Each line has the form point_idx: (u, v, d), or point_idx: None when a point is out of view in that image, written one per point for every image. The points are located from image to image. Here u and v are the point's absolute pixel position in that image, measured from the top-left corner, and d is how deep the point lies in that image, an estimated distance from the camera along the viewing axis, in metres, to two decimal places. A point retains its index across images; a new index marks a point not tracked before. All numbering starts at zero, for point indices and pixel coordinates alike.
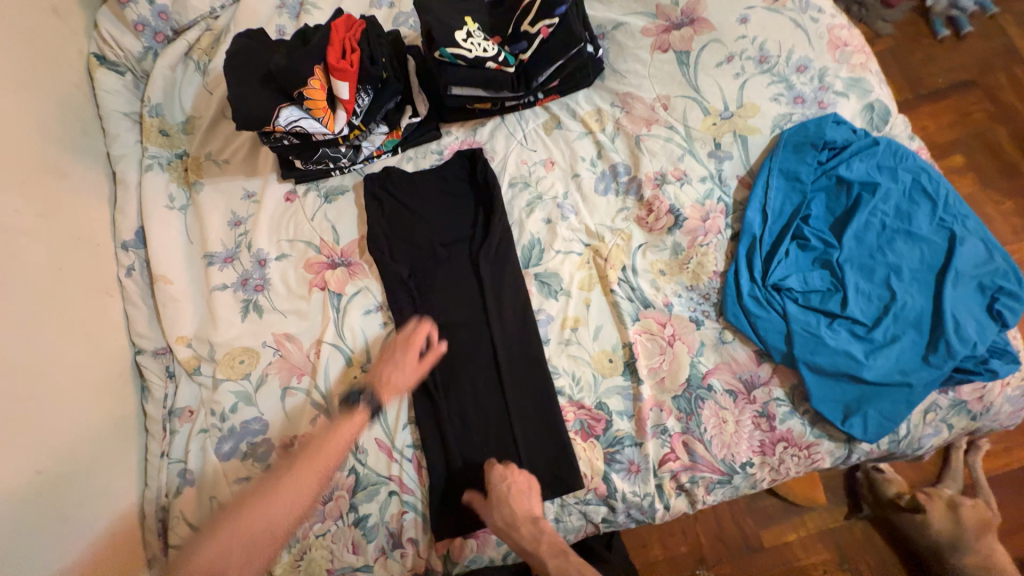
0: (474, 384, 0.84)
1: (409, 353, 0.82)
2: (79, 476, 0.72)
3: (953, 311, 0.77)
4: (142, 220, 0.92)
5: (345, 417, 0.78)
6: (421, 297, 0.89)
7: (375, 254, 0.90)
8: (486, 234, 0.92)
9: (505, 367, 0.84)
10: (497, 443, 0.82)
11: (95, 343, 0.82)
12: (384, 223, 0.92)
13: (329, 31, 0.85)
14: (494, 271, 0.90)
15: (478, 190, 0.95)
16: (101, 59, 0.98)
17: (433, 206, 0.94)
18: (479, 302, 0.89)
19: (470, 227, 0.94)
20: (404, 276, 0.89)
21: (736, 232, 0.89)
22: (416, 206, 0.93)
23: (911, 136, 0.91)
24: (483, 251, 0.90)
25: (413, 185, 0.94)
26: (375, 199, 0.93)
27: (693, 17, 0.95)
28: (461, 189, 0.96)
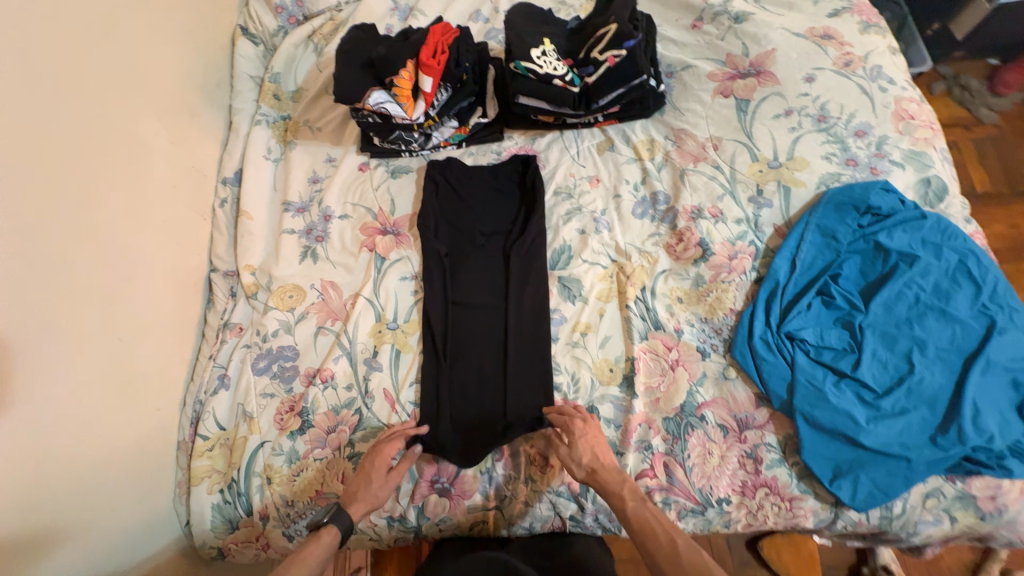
0: (482, 365, 0.92)
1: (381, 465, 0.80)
2: (145, 354, 0.86)
3: (974, 398, 0.75)
4: (243, 163, 1.08)
5: (314, 535, 0.74)
6: (452, 275, 0.98)
7: (421, 229, 1.00)
8: (522, 231, 1.00)
9: (512, 359, 0.91)
10: (487, 421, 0.88)
11: (184, 253, 0.98)
12: (435, 204, 1.03)
13: (426, 33, 0.98)
14: (523, 265, 0.98)
15: (524, 193, 1.05)
16: (244, 30, 1.18)
17: (482, 200, 1.04)
18: (501, 290, 0.97)
19: (510, 223, 1.03)
20: (442, 254, 0.99)
21: (761, 277, 0.91)
22: (467, 196, 1.04)
23: (968, 218, 0.89)
24: (516, 245, 0.98)
25: (468, 177, 1.05)
26: (432, 182, 1.05)
27: (760, 69, 1.00)
28: (510, 189, 1.05)
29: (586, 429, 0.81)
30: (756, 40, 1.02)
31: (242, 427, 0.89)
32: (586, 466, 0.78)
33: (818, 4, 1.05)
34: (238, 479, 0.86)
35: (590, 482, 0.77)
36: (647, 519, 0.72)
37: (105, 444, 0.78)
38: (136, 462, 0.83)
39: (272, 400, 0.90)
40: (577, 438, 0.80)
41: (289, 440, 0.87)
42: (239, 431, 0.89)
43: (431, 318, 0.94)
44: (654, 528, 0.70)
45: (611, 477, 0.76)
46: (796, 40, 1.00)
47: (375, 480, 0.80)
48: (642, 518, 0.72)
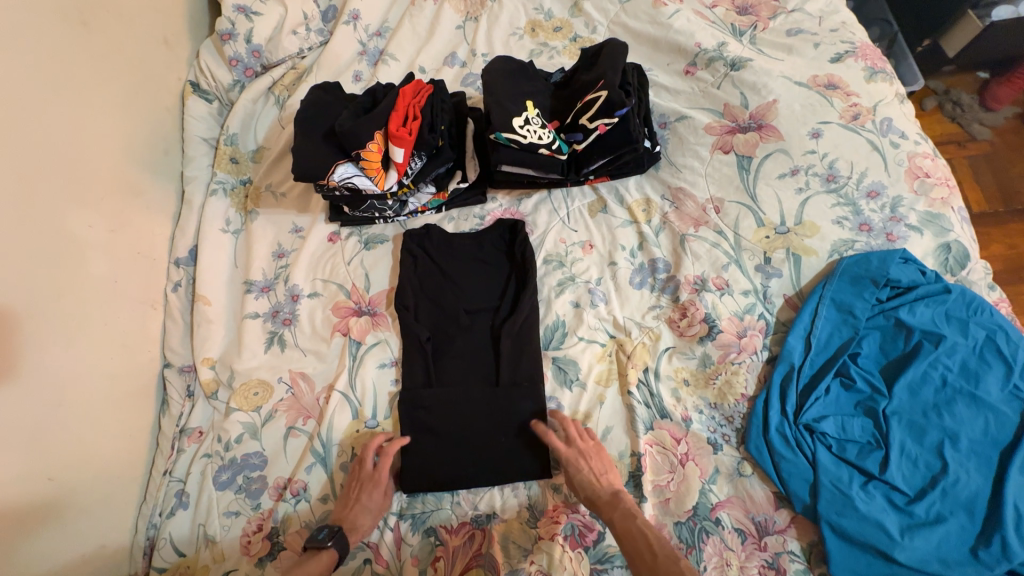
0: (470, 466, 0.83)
1: (374, 489, 0.78)
2: (85, 485, 0.75)
3: (1015, 502, 0.68)
4: (198, 239, 0.98)
5: (312, 556, 0.71)
6: (434, 359, 0.90)
7: (400, 310, 0.91)
8: (511, 309, 0.92)
9: (503, 460, 0.83)
10: (475, 533, 0.79)
11: (131, 353, 0.86)
12: (414, 280, 0.94)
13: (396, 96, 0.89)
14: (514, 346, 0.89)
15: (514, 264, 0.95)
16: (195, 86, 1.07)
17: (467, 271, 0.96)
18: (491, 378, 0.88)
19: (497, 298, 0.94)
20: (423, 339, 0.89)
21: (774, 356, 0.83)
22: (449, 269, 0.95)
23: (991, 285, 0.83)
24: (505, 325, 0.89)
25: (450, 248, 0.97)
26: (410, 255, 0.96)
27: (762, 122, 0.92)
28: (496, 259, 0.96)
29: (583, 464, 0.77)
30: (755, 89, 0.94)
31: (204, 554, 0.78)
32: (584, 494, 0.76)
33: (818, 47, 0.97)
34: None
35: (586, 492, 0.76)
36: (635, 528, 0.70)
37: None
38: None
39: (237, 519, 0.80)
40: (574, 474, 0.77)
41: (258, 569, 0.76)
42: (200, 559, 0.78)
43: (408, 418, 0.85)
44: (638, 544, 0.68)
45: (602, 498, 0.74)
46: (799, 89, 0.93)
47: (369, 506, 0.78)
48: (624, 540, 0.69)
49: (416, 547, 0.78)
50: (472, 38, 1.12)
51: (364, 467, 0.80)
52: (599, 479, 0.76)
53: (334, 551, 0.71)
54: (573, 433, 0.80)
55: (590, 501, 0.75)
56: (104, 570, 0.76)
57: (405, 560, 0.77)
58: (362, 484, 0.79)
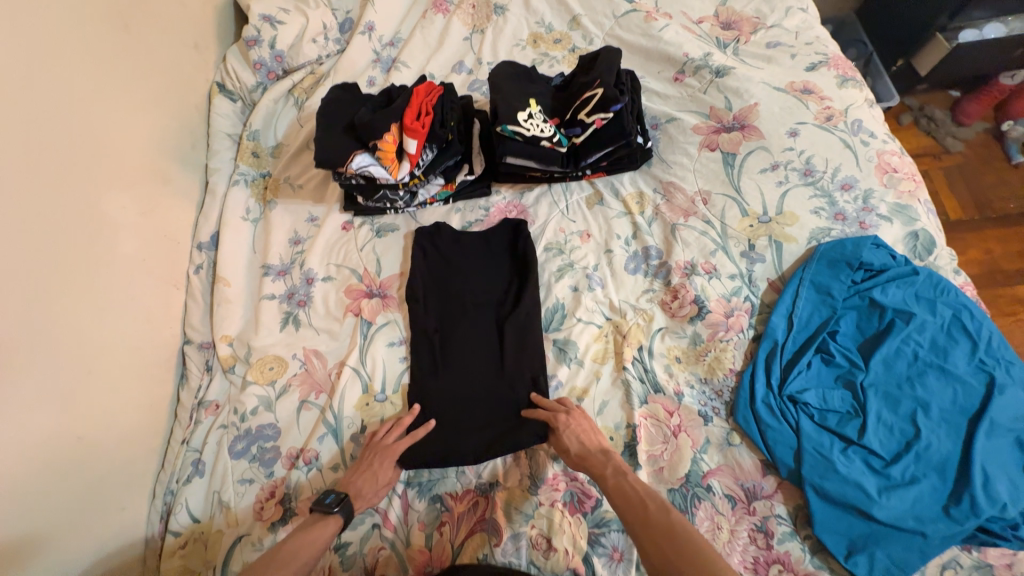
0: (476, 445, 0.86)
1: (388, 458, 0.81)
2: (109, 449, 0.79)
3: (983, 463, 0.73)
4: (219, 226, 1.04)
5: (318, 521, 0.73)
6: (439, 343, 0.95)
7: (410, 303, 0.97)
8: (515, 302, 0.97)
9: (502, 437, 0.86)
10: (477, 501, 0.83)
11: (154, 328, 0.91)
12: (425, 274, 1.00)
13: (410, 94, 0.97)
14: (517, 335, 0.94)
15: (516, 259, 1.02)
16: (220, 87, 1.15)
17: (474, 266, 1.02)
18: (496, 365, 0.93)
19: (502, 292, 0.99)
20: (431, 330, 0.95)
21: (759, 334, 0.89)
22: (460, 261, 1.01)
23: (957, 270, 0.90)
24: (510, 316, 0.95)
25: (459, 244, 1.03)
26: (421, 251, 1.02)
27: (745, 123, 1.00)
28: (501, 254, 1.03)
29: (572, 420, 0.83)
30: (739, 93, 1.03)
31: (218, 519, 0.82)
32: (576, 453, 0.80)
33: (795, 58, 1.07)
34: None
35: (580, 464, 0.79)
36: (626, 485, 0.73)
37: (59, 560, 0.70)
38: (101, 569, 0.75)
39: (251, 486, 0.84)
40: (563, 429, 0.82)
41: (271, 532, 0.80)
42: (215, 523, 0.81)
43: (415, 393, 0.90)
44: (627, 491, 0.72)
45: (596, 460, 0.78)
46: (777, 94, 1.01)
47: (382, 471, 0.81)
48: (620, 488, 0.73)
49: (423, 513, 0.82)
50: (479, 48, 1.22)
51: (382, 439, 0.83)
52: (588, 437, 0.81)
53: (337, 522, 0.74)
54: (553, 407, 0.85)
55: (584, 457, 0.79)
56: (124, 531, 0.80)
57: (412, 525, 0.81)
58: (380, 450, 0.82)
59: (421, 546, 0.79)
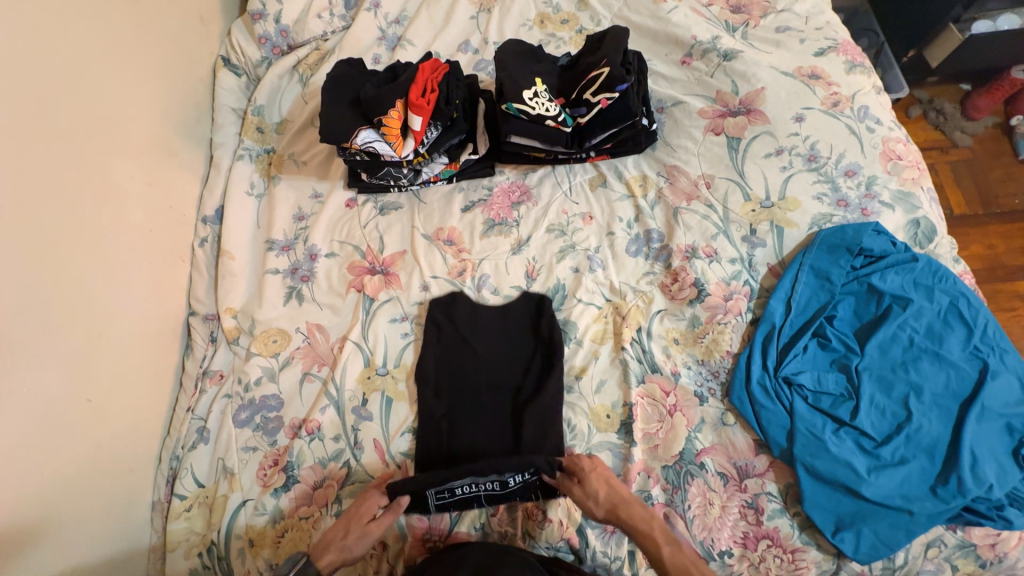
0: (477, 481, 0.76)
1: (362, 522, 0.76)
2: (116, 413, 0.81)
3: (971, 446, 0.74)
4: (224, 200, 1.04)
5: None
6: (447, 368, 0.93)
7: (419, 379, 0.90)
8: (535, 389, 0.90)
9: (505, 471, 0.75)
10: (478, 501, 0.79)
11: (161, 297, 0.92)
12: (436, 348, 0.94)
13: (416, 71, 0.96)
14: (538, 428, 0.86)
15: (539, 341, 0.94)
16: (225, 61, 1.15)
17: (491, 347, 0.95)
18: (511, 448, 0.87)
19: (520, 376, 0.93)
20: (438, 416, 0.88)
21: (757, 318, 0.90)
22: (475, 342, 0.94)
23: (956, 259, 0.90)
24: (528, 407, 0.88)
25: (476, 321, 0.96)
26: (435, 323, 0.95)
27: (751, 107, 1.00)
28: (522, 337, 0.95)
29: (596, 467, 0.79)
30: (746, 77, 1.02)
31: (222, 485, 0.84)
32: (607, 505, 0.76)
33: (804, 42, 1.06)
34: (218, 542, 0.80)
35: (615, 518, 0.76)
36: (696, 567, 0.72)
37: (70, 517, 0.72)
38: (111, 528, 0.78)
39: (254, 454, 0.86)
40: (589, 471, 0.78)
41: (273, 498, 0.82)
42: (219, 489, 0.83)
43: (421, 409, 0.88)
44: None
45: (640, 515, 0.76)
46: (785, 79, 1.01)
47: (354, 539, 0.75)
48: (680, 567, 0.72)
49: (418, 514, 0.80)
50: (485, 27, 1.21)
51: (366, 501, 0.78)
52: (614, 485, 0.78)
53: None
54: (573, 470, 0.78)
55: (616, 508, 0.76)
56: (132, 493, 0.82)
57: None
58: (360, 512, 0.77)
59: (420, 515, 0.81)
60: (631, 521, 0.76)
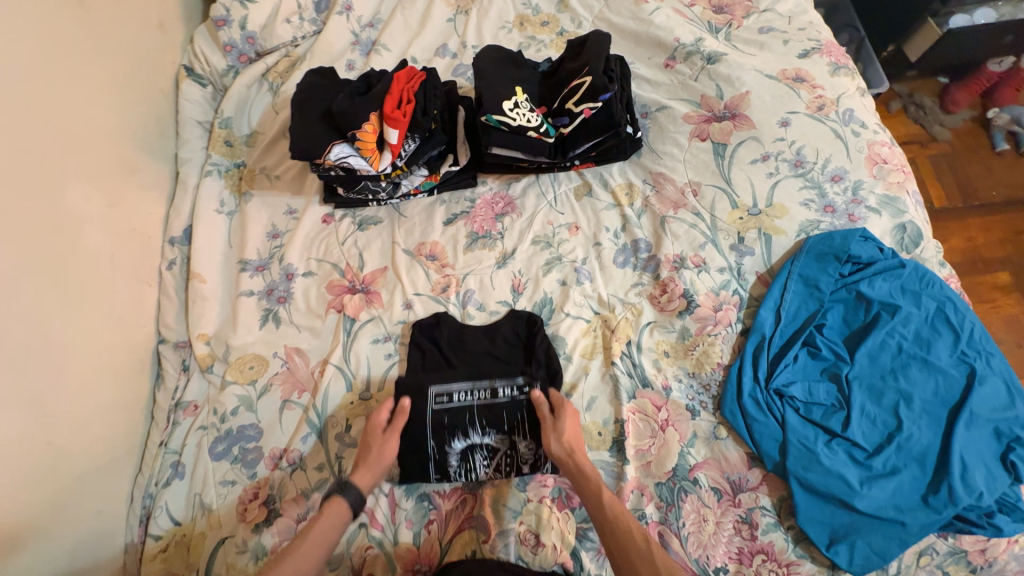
0: (474, 387, 0.87)
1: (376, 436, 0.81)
2: (81, 454, 0.76)
3: (961, 453, 0.74)
4: (192, 219, 0.99)
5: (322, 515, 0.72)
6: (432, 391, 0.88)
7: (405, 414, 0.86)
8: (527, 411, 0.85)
9: (496, 377, 0.88)
10: (469, 428, 0.83)
11: (127, 327, 0.87)
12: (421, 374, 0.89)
13: (390, 80, 0.92)
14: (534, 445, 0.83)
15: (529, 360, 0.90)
16: (189, 70, 1.08)
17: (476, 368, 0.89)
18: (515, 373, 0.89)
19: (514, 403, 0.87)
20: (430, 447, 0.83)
21: (747, 328, 0.89)
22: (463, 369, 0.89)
23: (942, 263, 0.90)
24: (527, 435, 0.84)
25: (463, 343, 0.91)
26: (418, 347, 0.91)
27: (736, 112, 0.98)
28: (511, 354, 0.91)
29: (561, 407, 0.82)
30: (730, 81, 1.01)
31: (200, 521, 0.80)
32: (565, 448, 0.78)
33: (787, 44, 1.04)
34: None
35: (570, 464, 0.77)
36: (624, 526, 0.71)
37: (36, 547, 0.68)
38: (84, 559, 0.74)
39: (233, 488, 0.82)
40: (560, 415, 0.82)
41: (255, 534, 0.78)
42: (197, 526, 0.79)
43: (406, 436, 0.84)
44: (631, 530, 0.70)
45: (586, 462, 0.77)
46: (769, 82, 0.99)
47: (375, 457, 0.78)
48: (617, 513, 0.72)
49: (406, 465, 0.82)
50: (463, 31, 1.17)
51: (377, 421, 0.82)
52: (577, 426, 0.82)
53: (346, 506, 0.74)
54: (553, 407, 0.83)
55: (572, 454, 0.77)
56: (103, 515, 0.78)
57: (399, 524, 0.80)
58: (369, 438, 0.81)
59: (409, 545, 0.79)
60: (585, 472, 0.76)
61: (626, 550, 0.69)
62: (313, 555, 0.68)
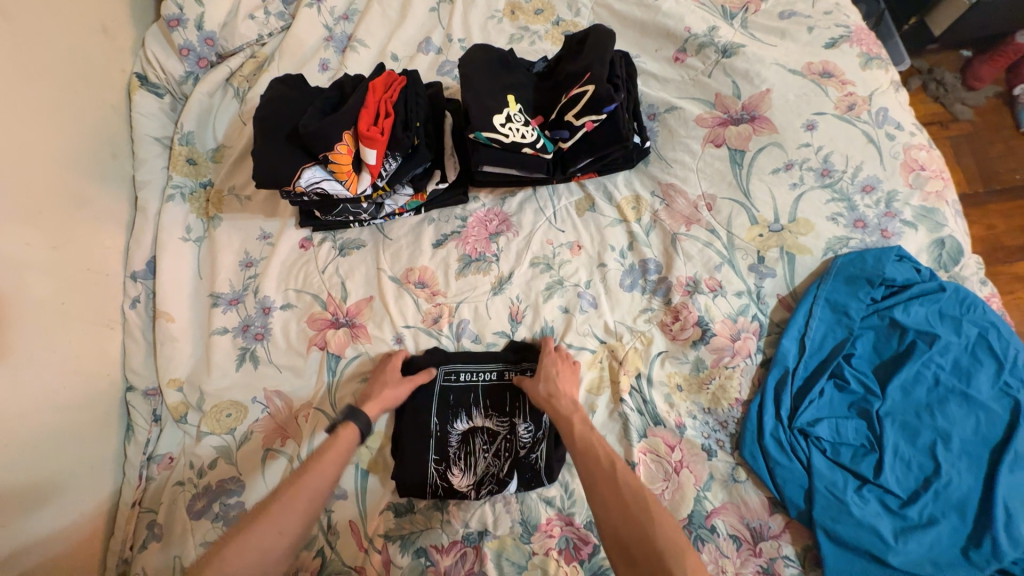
0: (480, 368, 0.85)
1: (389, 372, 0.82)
2: (42, 528, 0.70)
3: (1006, 501, 0.68)
4: (155, 250, 0.91)
5: (332, 439, 0.73)
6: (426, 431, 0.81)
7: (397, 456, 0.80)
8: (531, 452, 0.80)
9: (503, 361, 0.85)
10: (471, 408, 0.83)
11: (86, 379, 0.80)
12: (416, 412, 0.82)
13: (366, 91, 0.81)
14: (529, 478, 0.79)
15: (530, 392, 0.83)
16: (142, 79, 0.97)
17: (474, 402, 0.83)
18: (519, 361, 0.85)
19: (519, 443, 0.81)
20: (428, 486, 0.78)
21: (768, 358, 0.82)
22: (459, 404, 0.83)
23: (983, 280, 0.82)
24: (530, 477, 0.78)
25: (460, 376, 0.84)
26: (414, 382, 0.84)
27: (755, 114, 0.88)
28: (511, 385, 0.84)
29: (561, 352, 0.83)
30: (748, 78, 0.89)
31: None
32: (544, 392, 0.78)
33: (813, 31, 0.93)
34: None
35: (546, 406, 0.76)
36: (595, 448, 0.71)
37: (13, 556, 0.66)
38: (59, 552, 0.72)
39: None
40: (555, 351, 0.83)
41: None
42: None
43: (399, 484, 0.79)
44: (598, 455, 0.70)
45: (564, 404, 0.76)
46: (793, 79, 0.88)
47: (391, 392, 0.79)
48: (587, 442, 0.71)
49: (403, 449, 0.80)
50: (448, 21, 1.04)
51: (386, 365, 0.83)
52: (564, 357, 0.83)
53: (354, 431, 0.74)
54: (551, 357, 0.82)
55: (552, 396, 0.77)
56: (76, 510, 0.75)
57: None
58: (382, 375, 0.82)
59: None
60: (560, 412, 0.75)
61: (591, 471, 0.68)
62: (330, 472, 0.70)
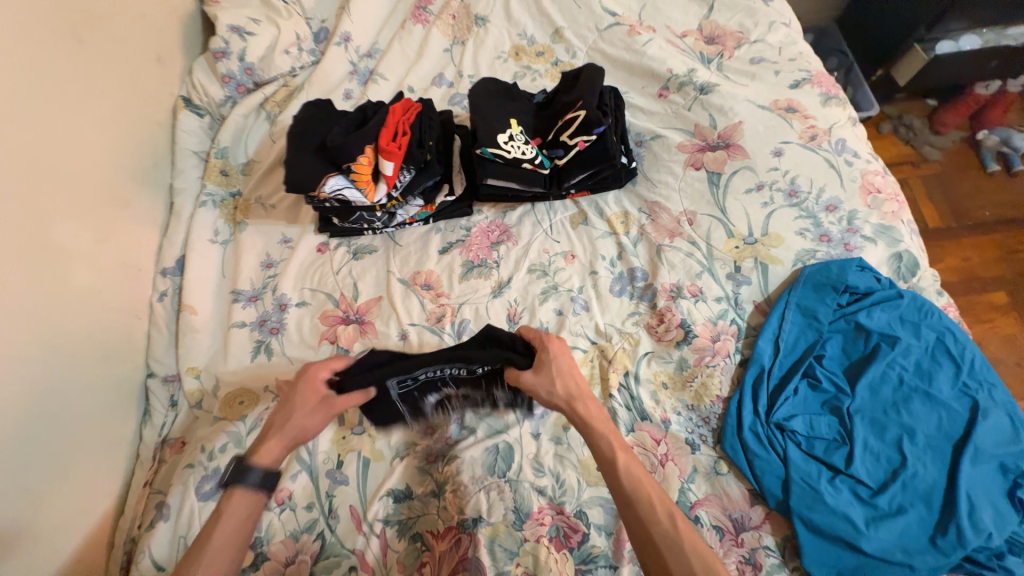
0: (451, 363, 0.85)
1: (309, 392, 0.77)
2: (62, 497, 0.74)
3: (969, 491, 0.73)
4: (185, 250, 0.99)
5: (228, 503, 0.68)
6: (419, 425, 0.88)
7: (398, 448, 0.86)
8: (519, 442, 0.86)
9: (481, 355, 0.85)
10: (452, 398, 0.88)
11: (114, 362, 0.86)
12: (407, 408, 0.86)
13: (386, 113, 0.93)
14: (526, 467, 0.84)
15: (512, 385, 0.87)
16: (187, 101, 1.09)
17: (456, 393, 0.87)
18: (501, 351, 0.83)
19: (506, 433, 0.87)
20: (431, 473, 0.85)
21: (745, 358, 0.88)
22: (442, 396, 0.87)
23: (939, 291, 0.90)
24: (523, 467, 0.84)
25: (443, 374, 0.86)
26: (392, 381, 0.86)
27: (729, 142, 0.99)
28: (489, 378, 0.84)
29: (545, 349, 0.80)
30: (723, 111, 1.02)
31: None
32: (563, 394, 0.75)
33: (779, 74, 1.06)
34: None
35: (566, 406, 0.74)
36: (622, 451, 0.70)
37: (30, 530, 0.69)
38: (69, 520, 0.75)
39: None
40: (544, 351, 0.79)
41: None
42: None
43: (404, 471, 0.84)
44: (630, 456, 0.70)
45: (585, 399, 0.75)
46: (761, 113, 1.00)
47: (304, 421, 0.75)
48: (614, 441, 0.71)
49: (400, 432, 0.88)
50: (459, 60, 1.18)
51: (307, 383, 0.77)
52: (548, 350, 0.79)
53: (247, 493, 0.70)
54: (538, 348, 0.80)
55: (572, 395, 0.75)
56: (93, 486, 0.80)
57: (391, 567, 0.78)
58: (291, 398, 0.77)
59: None
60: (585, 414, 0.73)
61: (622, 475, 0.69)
62: (230, 538, 0.66)
